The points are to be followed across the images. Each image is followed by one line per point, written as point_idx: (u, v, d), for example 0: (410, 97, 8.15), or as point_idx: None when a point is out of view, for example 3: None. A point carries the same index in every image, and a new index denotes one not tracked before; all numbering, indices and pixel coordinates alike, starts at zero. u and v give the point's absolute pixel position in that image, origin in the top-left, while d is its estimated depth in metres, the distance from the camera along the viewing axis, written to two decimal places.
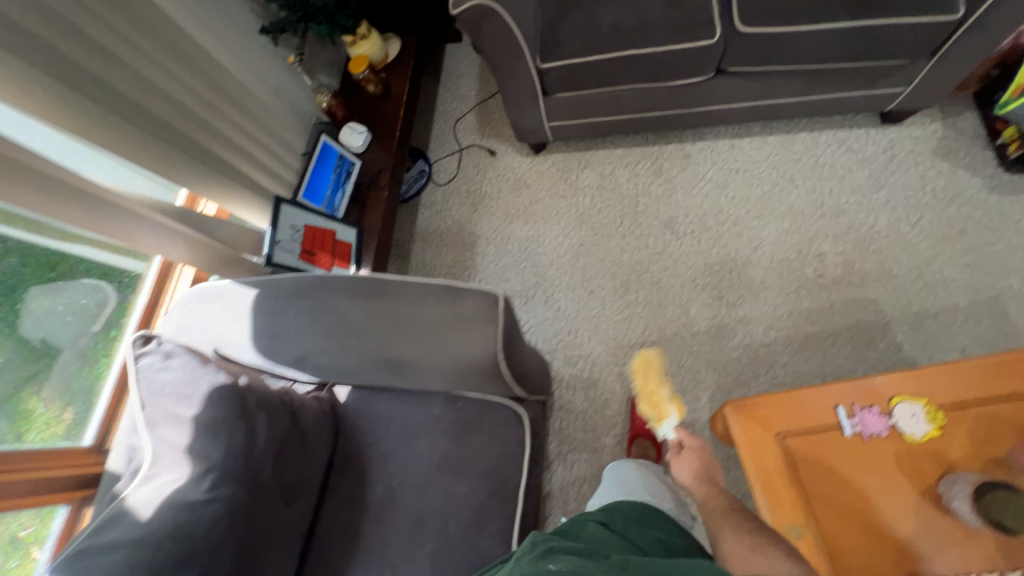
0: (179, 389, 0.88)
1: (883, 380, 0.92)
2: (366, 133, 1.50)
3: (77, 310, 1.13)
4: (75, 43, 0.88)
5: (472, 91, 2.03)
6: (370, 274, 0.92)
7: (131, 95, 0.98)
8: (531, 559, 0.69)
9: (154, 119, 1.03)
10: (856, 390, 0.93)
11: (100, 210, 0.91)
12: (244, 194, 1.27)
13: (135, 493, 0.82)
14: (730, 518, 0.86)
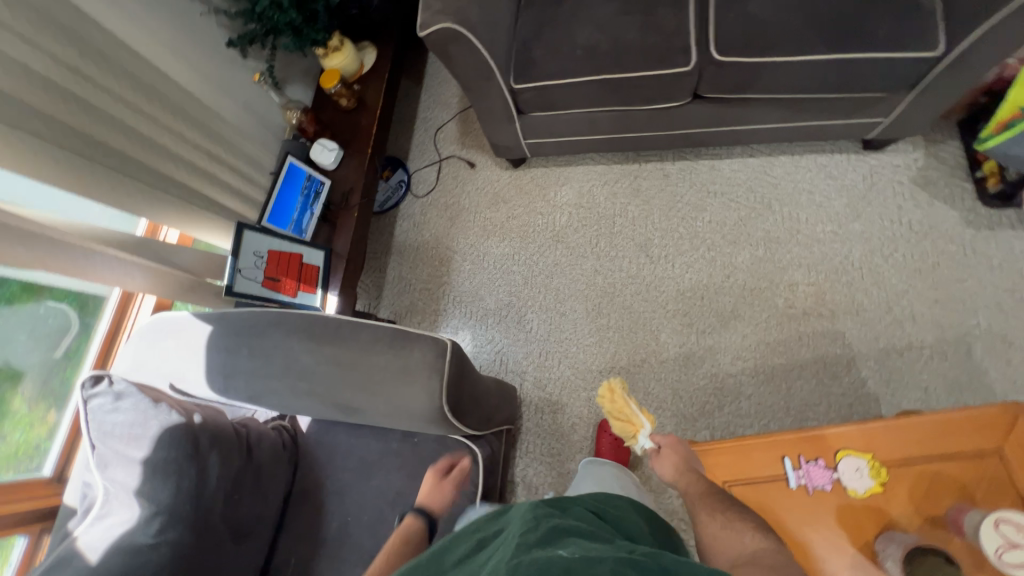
0: (129, 429, 0.88)
1: (831, 433, 0.93)
2: (337, 150, 1.47)
3: (38, 338, 1.12)
4: (15, 79, 0.86)
5: (453, 98, 1.99)
6: (321, 318, 0.92)
7: (80, 128, 0.97)
8: (538, 539, 0.60)
9: (106, 150, 1.01)
10: (804, 441, 0.94)
11: (47, 249, 0.89)
12: (207, 218, 1.25)
13: (86, 534, 0.83)
14: (707, 500, 0.86)
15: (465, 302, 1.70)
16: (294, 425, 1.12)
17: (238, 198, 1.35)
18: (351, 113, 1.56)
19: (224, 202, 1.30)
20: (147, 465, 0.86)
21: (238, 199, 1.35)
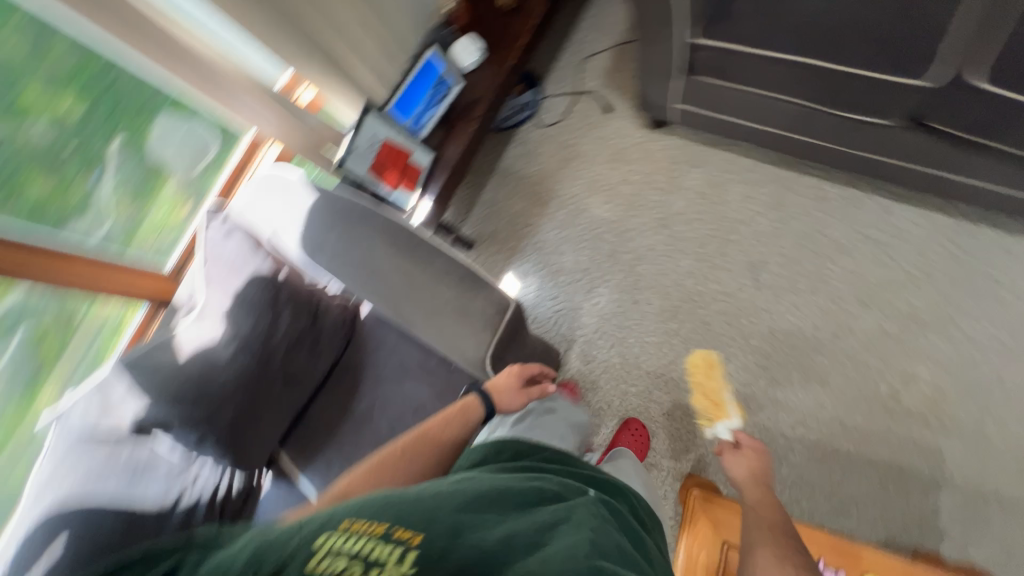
0: (233, 260, 1.03)
1: (869, 555, 0.86)
2: (479, 54, 1.38)
3: (184, 151, 1.33)
4: None
5: (617, 28, 1.77)
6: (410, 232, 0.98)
7: None
8: (610, 545, 0.58)
9: None
10: (834, 547, 0.89)
11: (206, 74, 0.98)
12: (342, 88, 1.24)
13: (183, 331, 1.02)
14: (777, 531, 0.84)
15: (545, 251, 1.66)
16: (357, 309, 1.22)
17: (374, 74, 1.34)
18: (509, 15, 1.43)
19: (361, 75, 1.30)
20: (239, 296, 1.02)
21: (373, 75, 1.33)
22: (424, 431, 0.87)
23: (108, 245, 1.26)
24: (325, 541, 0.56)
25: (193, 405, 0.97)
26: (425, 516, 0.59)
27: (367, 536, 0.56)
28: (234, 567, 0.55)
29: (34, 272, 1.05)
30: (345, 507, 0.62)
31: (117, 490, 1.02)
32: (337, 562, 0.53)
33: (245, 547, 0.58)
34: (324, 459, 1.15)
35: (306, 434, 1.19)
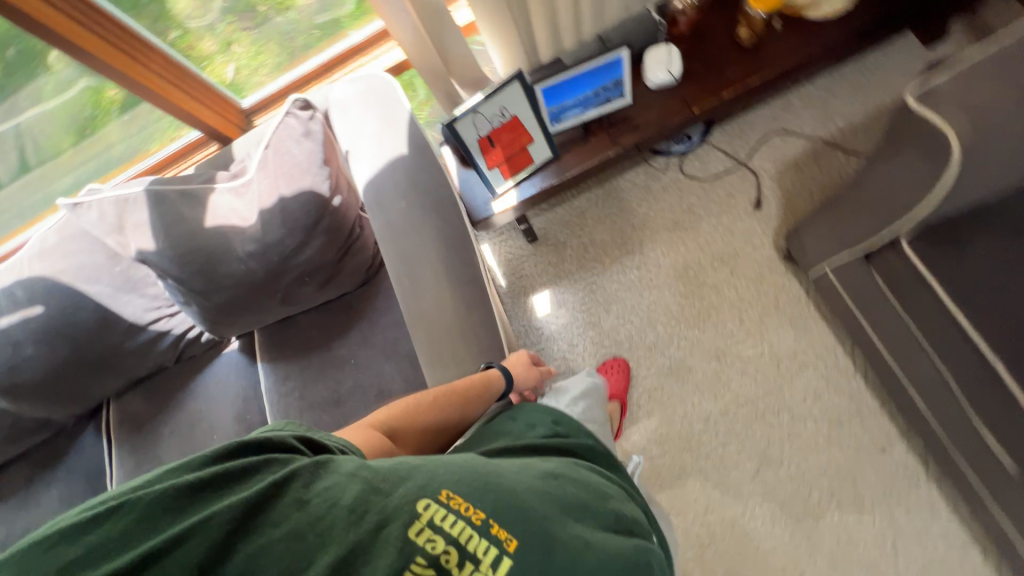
0: (295, 163, 0.93)
1: None
2: (670, 80, 1.13)
3: None
4: None
5: (834, 128, 1.46)
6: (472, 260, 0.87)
7: None
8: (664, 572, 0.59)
9: None
10: None
11: None
12: (505, 30, 1.05)
13: (219, 196, 0.96)
14: None
15: (595, 297, 1.53)
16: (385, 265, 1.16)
17: (552, 31, 1.11)
18: (731, 45, 1.15)
19: (538, 24, 1.07)
20: (283, 199, 0.93)
21: (550, 32, 1.11)
22: (439, 388, 0.78)
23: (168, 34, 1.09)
24: (425, 510, 0.50)
25: (191, 273, 0.96)
26: (526, 513, 0.52)
27: (468, 524, 0.50)
28: (335, 506, 0.50)
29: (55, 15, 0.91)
30: (441, 465, 0.55)
31: (100, 292, 1.05)
32: (434, 542, 0.48)
33: (350, 480, 0.52)
34: (281, 370, 1.16)
35: (281, 338, 1.18)
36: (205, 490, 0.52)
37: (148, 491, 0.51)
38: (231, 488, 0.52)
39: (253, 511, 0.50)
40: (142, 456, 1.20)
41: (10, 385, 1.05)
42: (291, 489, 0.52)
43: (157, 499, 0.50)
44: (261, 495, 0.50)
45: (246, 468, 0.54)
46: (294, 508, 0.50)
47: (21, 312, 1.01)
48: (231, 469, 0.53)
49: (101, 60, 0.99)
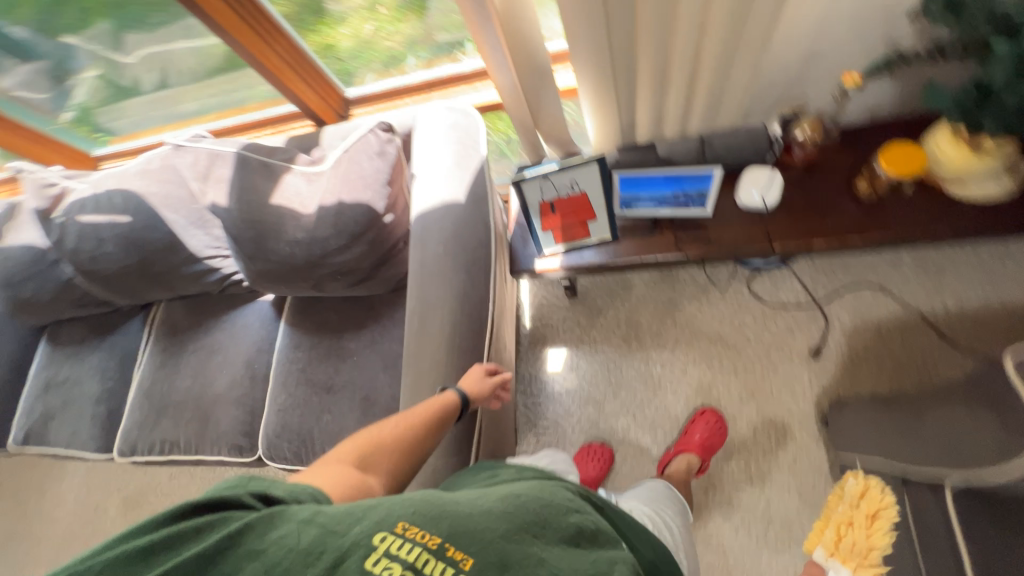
0: (362, 177, 0.98)
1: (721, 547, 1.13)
2: (759, 206, 1.05)
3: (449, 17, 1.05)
4: None
5: (936, 305, 1.29)
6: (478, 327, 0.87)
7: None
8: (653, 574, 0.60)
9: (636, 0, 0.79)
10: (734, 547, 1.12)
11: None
12: (605, 108, 1.02)
13: (289, 179, 1.03)
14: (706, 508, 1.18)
15: (608, 376, 1.47)
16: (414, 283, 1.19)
17: (656, 116, 1.06)
18: (842, 193, 1.03)
19: (641, 106, 1.02)
20: (341, 204, 0.99)
21: (653, 119, 1.06)
22: (399, 416, 0.78)
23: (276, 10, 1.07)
24: (382, 542, 0.52)
25: (244, 235, 1.05)
26: (482, 534, 0.54)
27: (426, 549, 0.51)
28: (291, 551, 0.52)
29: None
30: (400, 501, 0.57)
31: (176, 222, 1.19)
32: (393, 570, 0.49)
33: (304, 526, 0.54)
34: (293, 338, 1.24)
35: (304, 309, 1.27)
36: (159, 550, 0.54)
37: (101, 559, 0.53)
38: (185, 548, 0.54)
39: (208, 562, 0.52)
40: (166, 359, 1.36)
41: (88, 269, 1.23)
42: (246, 541, 0.54)
43: (108, 565, 0.53)
44: (214, 551, 0.52)
45: (199, 527, 0.55)
46: (250, 558, 0.52)
47: (111, 216, 1.17)
48: (186, 528, 0.55)
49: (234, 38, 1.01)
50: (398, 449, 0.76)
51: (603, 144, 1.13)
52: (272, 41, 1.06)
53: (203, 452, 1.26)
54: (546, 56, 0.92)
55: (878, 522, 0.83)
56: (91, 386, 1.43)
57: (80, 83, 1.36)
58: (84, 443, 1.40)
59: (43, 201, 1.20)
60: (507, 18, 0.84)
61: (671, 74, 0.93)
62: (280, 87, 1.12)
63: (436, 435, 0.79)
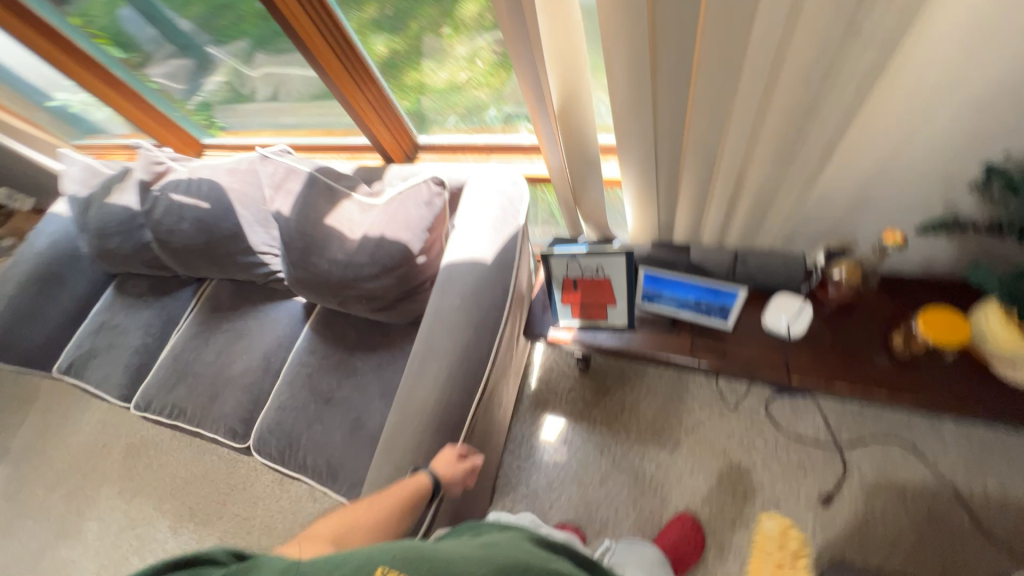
0: (407, 219, 1.07)
1: None
2: (782, 332, 1.02)
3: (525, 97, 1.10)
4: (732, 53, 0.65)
5: (973, 487, 1.17)
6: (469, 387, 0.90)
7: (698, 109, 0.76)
8: None
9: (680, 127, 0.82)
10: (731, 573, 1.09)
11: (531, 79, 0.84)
12: (646, 203, 1.06)
13: (345, 206, 1.14)
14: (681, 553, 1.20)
15: (599, 461, 1.42)
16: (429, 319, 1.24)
17: (695, 222, 1.07)
18: (875, 346, 0.98)
19: (681, 211, 1.05)
20: (383, 238, 1.08)
21: (692, 224, 1.08)
22: (372, 500, 0.79)
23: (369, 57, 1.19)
24: None
25: (295, 243, 1.16)
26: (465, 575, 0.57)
27: None
28: None
29: (291, 9, 1.00)
30: (378, 546, 0.60)
31: (245, 218, 1.34)
32: None
33: None
34: (310, 343, 1.33)
35: (328, 319, 1.35)
36: None
37: None
38: None
39: None
40: (201, 332, 1.49)
41: (163, 239, 1.39)
42: None
43: None
44: None
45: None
46: None
47: (195, 200, 1.33)
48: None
49: (329, 76, 1.12)
50: (372, 534, 0.75)
51: (639, 235, 1.16)
52: (361, 84, 1.17)
53: (203, 426, 1.35)
54: (596, 151, 0.98)
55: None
56: (134, 337, 1.58)
57: (214, 80, 1.55)
58: (111, 388, 1.54)
59: (147, 174, 1.40)
60: (566, 113, 0.90)
61: (714, 190, 0.95)
62: (360, 121, 1.22)
63: (410, 520, 0.78)
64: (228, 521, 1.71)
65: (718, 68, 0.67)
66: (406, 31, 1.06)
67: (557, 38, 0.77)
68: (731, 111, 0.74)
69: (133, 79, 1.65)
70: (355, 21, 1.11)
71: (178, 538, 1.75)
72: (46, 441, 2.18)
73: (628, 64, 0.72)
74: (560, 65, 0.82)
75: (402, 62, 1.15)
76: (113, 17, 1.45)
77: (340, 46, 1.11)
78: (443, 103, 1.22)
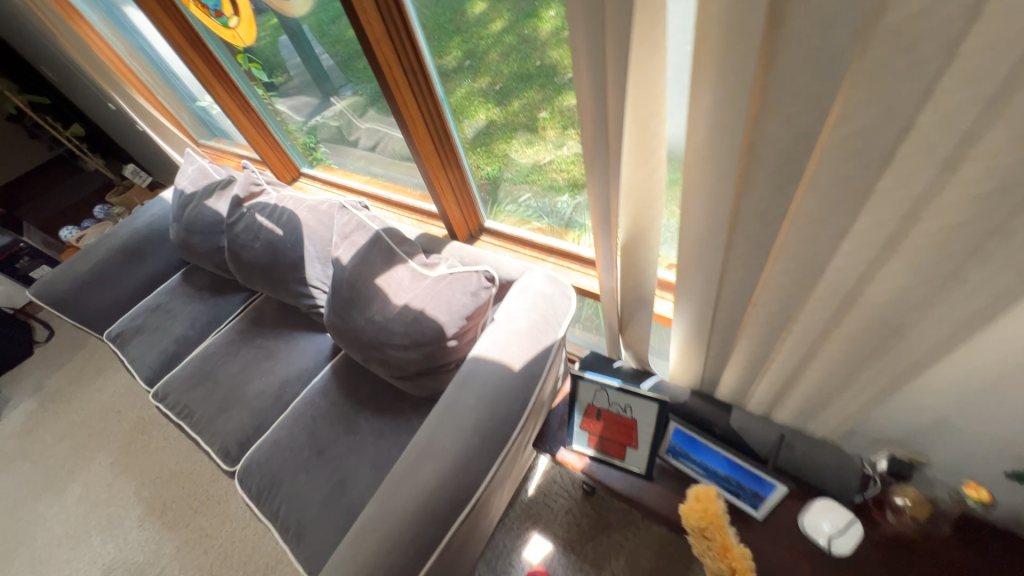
0: (450, 303, 1.08)
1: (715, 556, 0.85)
2: (821, 542, 0.86)
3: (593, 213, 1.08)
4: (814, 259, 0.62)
5: None
6: (456, 501, 0.85)
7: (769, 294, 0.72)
8: None
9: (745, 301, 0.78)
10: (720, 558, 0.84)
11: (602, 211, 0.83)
12: (693, 353, 1.00)
13: (400, 270, 1.18)
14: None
15: None
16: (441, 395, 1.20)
17: (741, 387, 0.99)
18: None
19: (729, 372, 0.97)
20: (422, 313, 1.09)
21: (738, 389, 1.00)
22: None
23: (459, 141, 1.20)
24: None
25: (342, 292, 1.20)
26: None
27: None
28: None
29: (404, 95, 1.02)
30: None
31: (308, 252, 1.41)
32: None
33: None
34: (327, 387, 1.34)
35: (351, 367, 1.37)
36: None
37: None
38: None
39: None
40: (235, 341, 1.56)
41: (235, 251, 1.51)
42: None
43: None
44: None
45: None
46: None
47: (272, 225, 1.44)
48: None
49: (419, 153, 1.13)
50: None
51: (680, 378, 1.09)
52: (446, 165, 1.20)
53: (201, 436, 1.36)
54: (654, 289, 0.96)
55: (736, 552, 0.84)
56: (180, 327, 1.69)
57: (329, 124, 1.71)
58: (141, 368, 1.62)
59: (243, 191, 1.54)
60: (630, 247, 0.89)
61: (769, 366, 0.88)
62: (435, 196, 1.23)
63: None
64: (191, 532, 1.68)
65: (797, 265, 0.64)
66: (506, 107, 1.02)
67: (636, 186, 0.77)
68: (804, 306, 0.69)
69: (263, 108, 1.84)
70: (459, 88, 1.06)
71: (141, 532, 1.73)
72: (76, 391, 2.33)
73: (700, 232, 0.70)
74: (634, 209, 0.81)
75: (494, 133, 1.10)
76: (273, 41, 1.51)
77: (436, 132, 1.14)
78: (517, 196, 1.22)
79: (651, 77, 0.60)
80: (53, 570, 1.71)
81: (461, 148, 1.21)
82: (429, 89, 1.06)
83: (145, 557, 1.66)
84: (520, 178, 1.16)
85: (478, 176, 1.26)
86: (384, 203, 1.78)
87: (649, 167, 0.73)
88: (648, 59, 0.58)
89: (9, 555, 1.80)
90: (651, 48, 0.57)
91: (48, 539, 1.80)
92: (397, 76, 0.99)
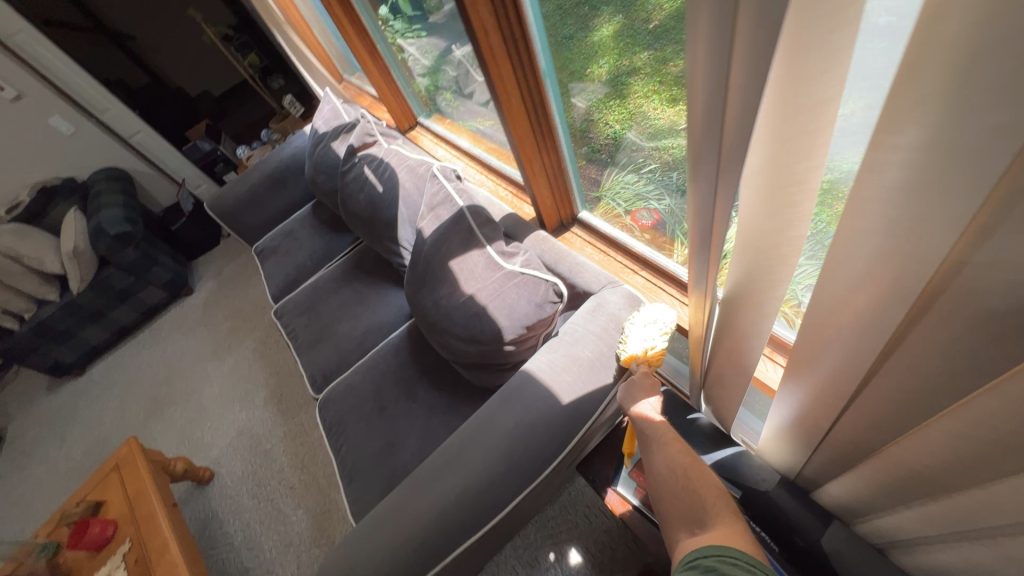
0: (513, 307, 1.01)
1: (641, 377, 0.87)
2: None
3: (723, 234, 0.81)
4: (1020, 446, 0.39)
5: None
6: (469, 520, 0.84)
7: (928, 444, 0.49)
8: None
9: (886, 431, 0.55)
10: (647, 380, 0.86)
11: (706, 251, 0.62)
12: (795, 447, 0.77)
13: (476, 256, 1.10)
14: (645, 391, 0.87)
15: None
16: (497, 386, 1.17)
17: (850, 504, 0.76)
18: None
19: (837, 483, 0.75)
20: (485, 309, 1.03)
21: (845, 504, 0.77)
22: None
23: (588, 101, 0.90)
24: None
25: (419, 265, 1.20)
26: None
27: None
28: None
29: (500, 67, 0.89)
30: None
31: (401, 215, 1.42)
32: None
33: None
34: (400, 347, 1.41)
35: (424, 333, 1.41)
36: None
37: None
38: None
39: None
40: (339, 279, 1.71)
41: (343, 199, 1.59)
42: None
43: None
44: None
45: None
46: None
47: (375, 180, 1.49)
48: None
49: (511, 125, 0.98)
50: None
51: (771, 458, 0.89)
52: (541, 146, 1.05)
53: (299, 358, 1.57)
54: (757, 361, 0.74)
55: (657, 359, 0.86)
56: (302, 255, 1.92)
57: (447, 75, 1.58)
58: (270, 284, 1.89)
59: (357, 141, 1.61)
60: (737, 305, 0.68)
61: (898, 508, 0.64)
62: (525, 178, 1.09)
63: None
64: (296, 425, 2.07)
65: (988, 434, 0.41)
66: (656, 55, 0.67)
67: (751, 249, 0.57)
68: (983, 483, 0.46)
69: (389, 53, 1.83)
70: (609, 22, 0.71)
71: (264, 411, 2.18)
72: (242, 283, 2.92)
73: (836, 334, 0.49)
74: (748, 271, 0.60)
75: (631, 84, 0.76)
76: None
77: (534, 108, 0.99)
78: (626, 193, 1.01)
79: (813, 134, 0.40)
80: (209, 417, 2.27)
81: (563, 126, 1.04)
82: (532, 64, 0.92)
83: (263, 431, 2.10)
84: (623, 172, 0.97)
85: (601, 132, 0.93)
86: (485, 168, 1.71)
87: (775, 247, 0.54)
88: (814, 98, 0.38)
89: (187, 395, 2.42)
90: (814, 89, 0.38)
91: (210, 392, 2.38)
92: (494, 44, 0.85)
